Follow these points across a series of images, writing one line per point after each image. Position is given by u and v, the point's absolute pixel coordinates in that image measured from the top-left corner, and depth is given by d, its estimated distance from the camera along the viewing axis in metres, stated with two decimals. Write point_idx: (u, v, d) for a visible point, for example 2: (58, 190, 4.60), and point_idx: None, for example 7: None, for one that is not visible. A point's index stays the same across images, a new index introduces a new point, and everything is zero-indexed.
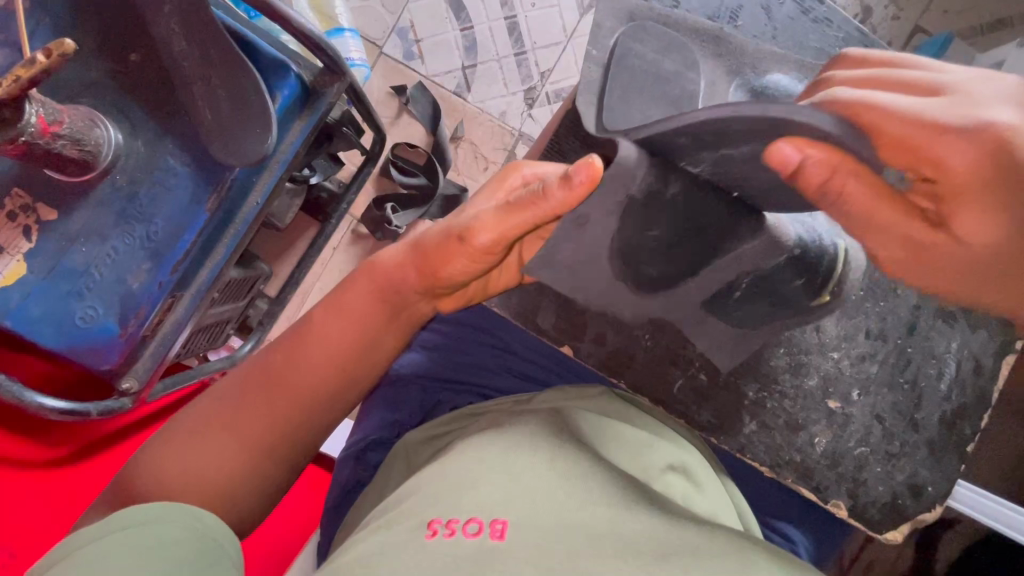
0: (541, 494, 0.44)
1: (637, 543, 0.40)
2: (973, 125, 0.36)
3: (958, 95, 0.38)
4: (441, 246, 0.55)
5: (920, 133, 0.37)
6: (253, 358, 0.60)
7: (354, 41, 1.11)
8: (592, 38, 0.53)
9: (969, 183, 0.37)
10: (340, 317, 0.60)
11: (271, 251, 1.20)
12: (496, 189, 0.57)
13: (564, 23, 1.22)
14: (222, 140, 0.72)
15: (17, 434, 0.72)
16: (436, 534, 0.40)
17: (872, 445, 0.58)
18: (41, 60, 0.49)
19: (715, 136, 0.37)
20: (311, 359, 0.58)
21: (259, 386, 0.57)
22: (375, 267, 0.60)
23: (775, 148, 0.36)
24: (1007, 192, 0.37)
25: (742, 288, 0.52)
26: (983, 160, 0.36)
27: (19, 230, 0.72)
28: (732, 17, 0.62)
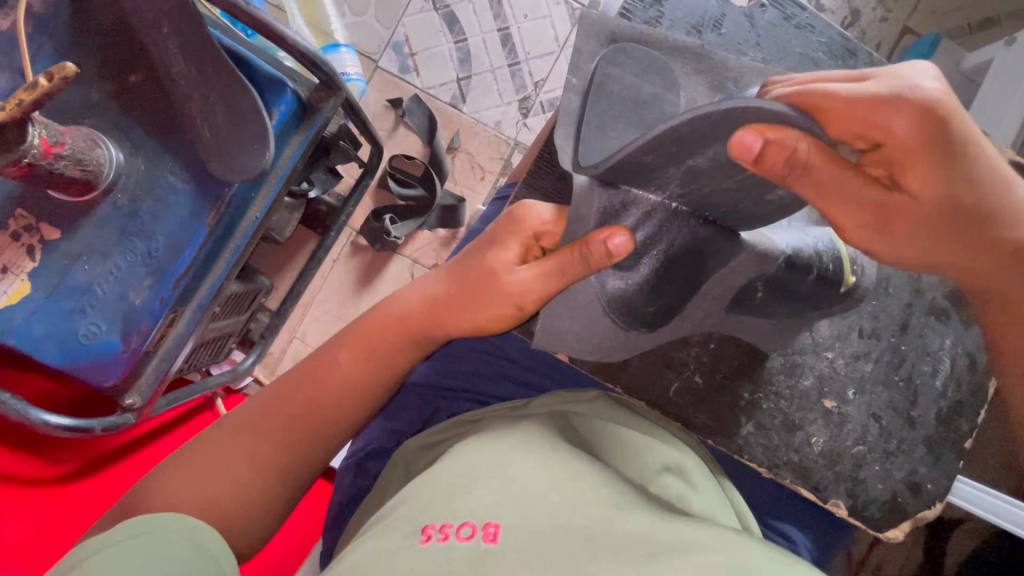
0: (534, 495, 0.44)
1: (629, 542, 0.41)
2: (902, 95, 0.41)
3: (882, 75, 0.43)
4: (479, 305, 0.58)
5: (862, 108, 0.41)
6: (276, 385, 0.63)
7: (350, 56, 1.13)
8: (573, 64, 0.53)
9: (911, 145, 0.42)
10: (362, 348, 0.62)
11: (272, 264, 1.21)
12: (516, 237, 0.56)
13: (556, 35, 1.24)
14: (222, 158, 0.73)
15: (19, 452, 0.72)
16: (429, 540, 0.41)
17: (869, 444, 0.58)
18: (42, 83, 0.51)
19: (678, 146, 0.41)
20: (329, 385, 0.61)
21: (278, 414, 0.60)
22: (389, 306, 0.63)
23: (738, 138, 0.39)
24: (940, 147, 0.43)
25: (763, 290, 0.55)
26: (921, 126, 0.42)
27: (23, 249, 0.73)
28: (716, 24, 0.63)
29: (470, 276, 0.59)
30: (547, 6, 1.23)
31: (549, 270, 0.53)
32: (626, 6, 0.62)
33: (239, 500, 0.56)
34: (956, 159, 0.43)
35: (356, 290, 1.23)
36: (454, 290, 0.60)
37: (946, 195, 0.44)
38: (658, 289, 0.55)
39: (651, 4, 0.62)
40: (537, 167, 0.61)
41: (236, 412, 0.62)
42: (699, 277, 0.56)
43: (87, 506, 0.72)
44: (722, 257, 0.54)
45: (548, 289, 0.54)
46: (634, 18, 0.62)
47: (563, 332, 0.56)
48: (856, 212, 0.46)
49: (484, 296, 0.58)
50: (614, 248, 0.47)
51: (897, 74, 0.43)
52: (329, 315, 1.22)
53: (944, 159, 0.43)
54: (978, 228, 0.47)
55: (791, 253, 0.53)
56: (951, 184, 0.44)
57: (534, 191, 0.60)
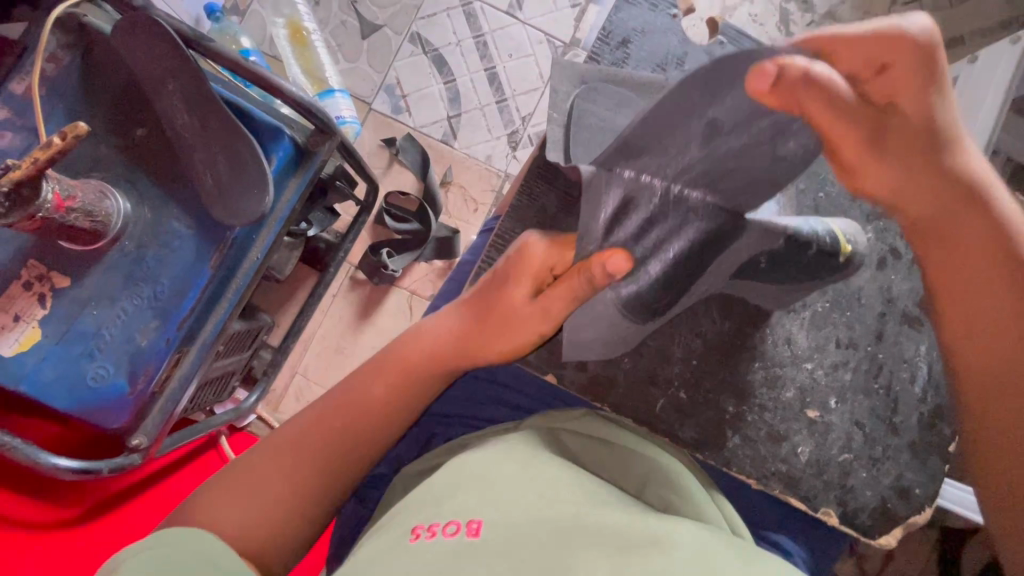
0: (515, 496, 0.47)
1: (603, 536, 0.43)
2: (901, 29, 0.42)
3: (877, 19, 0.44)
4: (500, 334, 0.61)
5: (870, 42, 0.42)
6: (308, 413, 0.65)
7: (344, 101, 1.20)
8: (551, 104, 0.58)
9: (911, 72, 0.43)
10: (389, 383, 0.64)
11: (273, 301, 1.24)
12: (524, 274, 0.59)
13: (540, 71, 1.30)
14: (223, 203, 0.77)
15: (28, 495, 0.74)
16: (417, 537, 0.44)
17: (855, 451, 0.60)
18: (57, 142, 0.55)
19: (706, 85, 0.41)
20: (363, 414, 0.63)
21: (316, 440, 0.62)
22: (413, 338, 0.65)
23: (755, 70, 0.37)
24: (931, 73, 0.44)
25: (766, 262, 0.56)
26: (918, 52, 0.43)
27: (34, 298, 0.77)
28: (678, 62, 0.68)
29: (484, 311, 0.61)
30: (530, 46, 1.30)
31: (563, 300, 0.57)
32: (594, 49, 0.67)
33: (263, 538, 0.57)
34: (941, 89, 0.45)
35: (357, 323, 1.25)
36: (477, 314, 0.62)
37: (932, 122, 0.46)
38: (671, 274, 0.57)
39: (618, 45, 0.67)
40: (519, 201, 0.65)
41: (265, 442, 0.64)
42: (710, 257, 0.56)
43: (99, 546, 0.74)
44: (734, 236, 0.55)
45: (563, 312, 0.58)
46: (602, 60, 0.67)
47: (584, 341, 0.61)
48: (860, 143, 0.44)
49: (504, 326, 0.60)
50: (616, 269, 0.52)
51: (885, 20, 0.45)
52: (330, 349, 1.24)
53: (933, 86, 0.44)
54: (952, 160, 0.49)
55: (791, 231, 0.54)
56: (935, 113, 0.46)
57: (517, 220, 0.65)
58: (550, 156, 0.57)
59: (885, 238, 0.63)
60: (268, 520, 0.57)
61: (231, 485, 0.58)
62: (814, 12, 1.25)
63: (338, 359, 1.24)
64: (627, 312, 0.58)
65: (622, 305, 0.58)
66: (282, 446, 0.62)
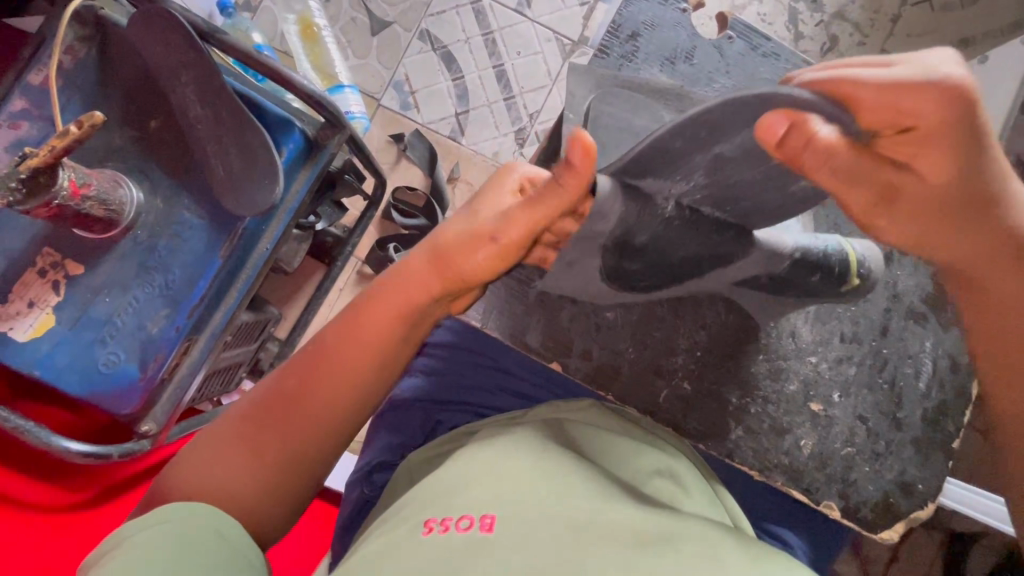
0: (525, 488, 0.48)
1: (614, 530, 0.44)
2: (933, 82, 0.38)
3: (914, 60, 0.40)
4: (468, 253, 0.51)
5: (890, 98, 0.39)
6: (273, 378, 0.60)
7: (354, 96, 1.21)
8: (568, 104, 0.61)
9: (944, 130, 0.39)
10: (349, 341, 0.57)
11: (281, 294, 1.26)
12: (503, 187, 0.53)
13: (548, 68, 1.30)
14: (234, 194, 0.78)
15: (39, 480, 0.76)
16: (430, 531, 0.45)
17: (857, 445, 0.60)
18: (73, 131, 0.56)
19: (709, 130, 0.40)
20: (325, 379, 0.57)
21: (275, 407, 0.56)
22: (386, 292, 0.56)
23: (767, 123, 0.38)
24: (963, 136, 0.40)
25: (768, 280, 0.57)
26: (949, 110, 0.39)
27: (49, 284, 0.79)
28: (688, 56, 0.68)
29: (451, 239, 0.52)
30: (538, 43, 1.31)
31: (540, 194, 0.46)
32: (603, 42, 0.68)
33: (249, 509, 0.54)
34: (970, 149, 0.41)
35: None
36: (443, 246, 0.53)
37: (957, 184, 0.42)
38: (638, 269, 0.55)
39: (627, 39, 0.68)
40: None
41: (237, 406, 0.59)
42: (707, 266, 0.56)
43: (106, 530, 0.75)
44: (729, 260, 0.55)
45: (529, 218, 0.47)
46: (610, 54, 0.68)
47: (607, 323, 0.63)
48: (872, 196, 0.43)
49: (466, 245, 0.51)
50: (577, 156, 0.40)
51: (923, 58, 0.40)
52: None
53: (963, 148, 0.41)
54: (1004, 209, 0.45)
55: (797, 253, 0.55)
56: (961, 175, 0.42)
57: None
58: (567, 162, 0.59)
59: None
60: (249, 494, 0.54)
61: (204, 461, 0.55)
62: (823, 11, 1.25)
63: None
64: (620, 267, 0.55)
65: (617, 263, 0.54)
66: (244, 414, 0.57)
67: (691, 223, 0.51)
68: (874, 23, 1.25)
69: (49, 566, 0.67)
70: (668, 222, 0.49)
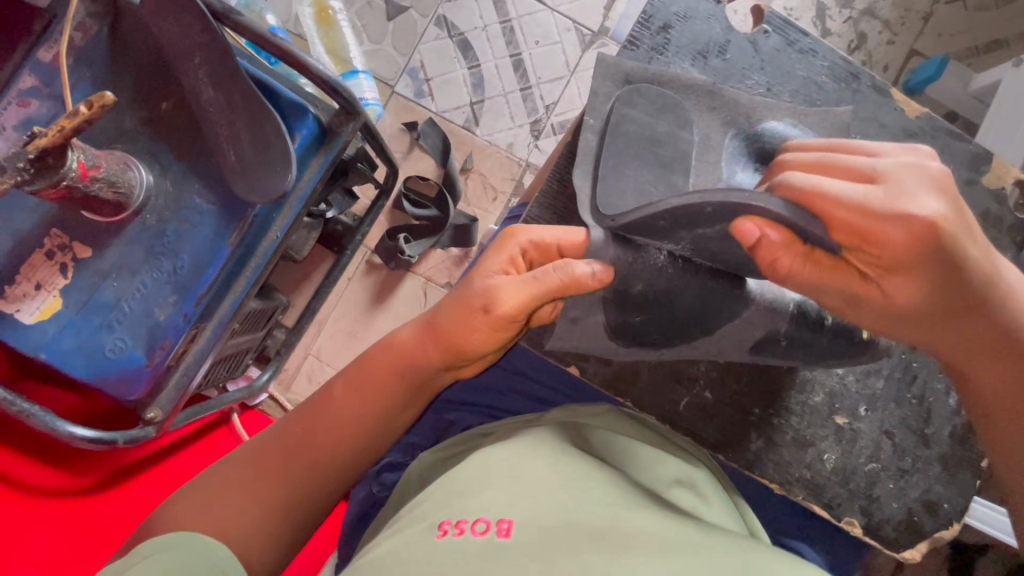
0: (546, 495, 0.47)
1: (639, 539, 0.44)
2: (901, 212, 0.41)
3: (894, 183, 0.42)
4: (464, 325, 0.55)
5: (862, 219, 0.41)
6: (279, 423, 0.64)
7: (368, 82, 1.18)
8: (591, 106, 0.59)
9: (908, 257, 0.42)
10: (351, 395, 0.61)
11: (289, 282, 1.25)
12: (502, 253, 0.56)
13: (567, 59, 1.27)
14: (245, 180, 0.76)
15: (45, 463, 0.75)
16: (446, 534, 0.44)
17: (882, 461, 0.58)
18: (82, 111, 0.54)
19: (688, 218, 0.45)
20: (326, 425, 0.61)
21: (277, 452, 0.60)
22: (389, 346, 0.61)
23: (740, 227, 0.43)
24: (929, 265, 0.43)
25: (785, 340, 0.55)
26: (915, 240, 0.41)
27: (56, 267, 0.78)
28: (721, 50, 0.65)
29: (446, 313, 0.56)
30: (557, 33, 1.27)
31: (543, 276, 0.51)
32: (633, 34, 0.65)
33: (246, 553, 0.56)
34: (938, 275, 0.43)
35: (371, 307, 1.25)
36: (441, 319, 0.57)
37: (921, 302, 0.45)
38: (642, 324, 0.56)
39: (658, 31, 0.65)
40: (549, 187, 0.64)
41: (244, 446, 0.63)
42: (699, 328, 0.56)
43: (111, 520, 0.75)
44: (734, 311, 0.54)
45: (522, 297, 0.52)
46: (640, 46, 0.65)
47: None
48: (840, 298, 0.47)
49: (460, 314, 0.55)
50: (595, 276, 0.51)
51: (903, 181, 0.42)
52: (343, 332, 1.24)
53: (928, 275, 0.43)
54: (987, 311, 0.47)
55: (798, 305, 0.53)
56: (926, 296, 0.45)
57: (547, 209, 0.63)
58: (576, 171, 0.57)
59: None
60: (246, 534, 0.57)
61: (206, 496, 0.57)
62: (853, 7, 1.21)
63: (351, 342, 1.24)
64: (625, 321, 0.56)
65: (623, 318, 0.56)
66: (246, 459, 0.60)
67: (685, 272, 0.52)
68: (904, 21, 1.21)
69: (55, 558, 0.66)
70: (661, 270, 0.52)
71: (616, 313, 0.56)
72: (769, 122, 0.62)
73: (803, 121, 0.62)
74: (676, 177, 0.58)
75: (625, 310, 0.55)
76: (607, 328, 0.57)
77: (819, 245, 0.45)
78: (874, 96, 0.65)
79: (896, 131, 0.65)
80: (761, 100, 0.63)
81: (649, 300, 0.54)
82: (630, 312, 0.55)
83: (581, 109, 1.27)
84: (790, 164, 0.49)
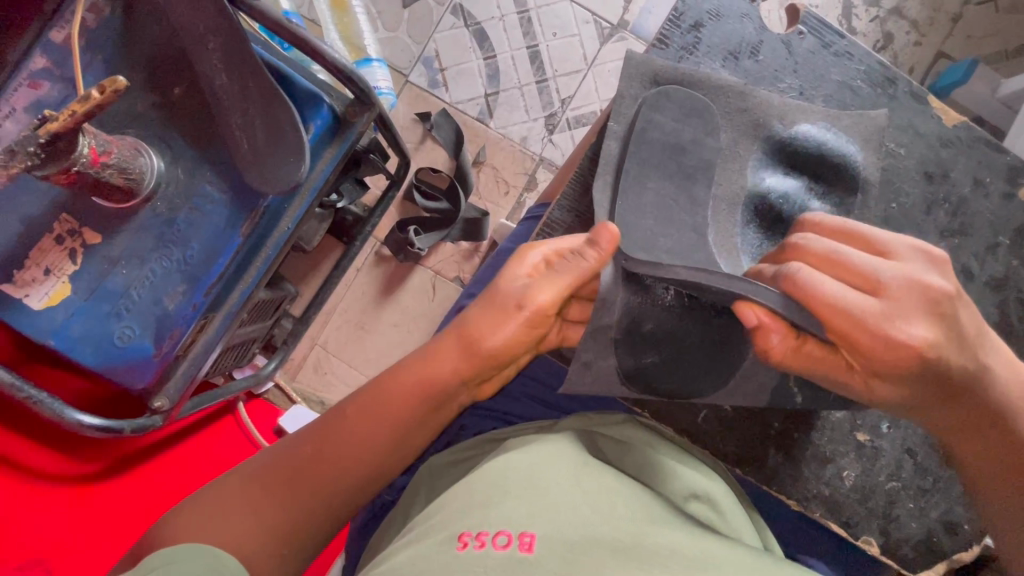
0: (567, 507, 0.47)
1: (662, 554, 0.43)
2: (882, 326, 0.45)
3: (888, 295, 0.45)
4: (496, 324, 0.55)
5: (848, 327, 0.45)
6: (289, 438, 0.62)
7: (381, 71, 1.16)
8: (616, 111, 0.58)
9: (890, 364, 0.46)
10: (365, 416, 0.60)
11: (297, 271, 1.24)
12: (523, 253, 0.56)
13: (585, 53, 1.25)
14: (258, 169, 0.75)
15: (51, 449, 0.75)
16: (466, 546, 0.43)
17: (903, 480, 0.58)
18: (96, 96, 0.53)
19: (696, 286, 0.49)
20: (341, 448, 0.59)
21: (288, 469, 0.59)
22: (411, 363, 0.60)
23: (740, 312, 0.48)
24: (906, 372, 0.46)
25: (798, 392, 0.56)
26: (893, 352, 0.45)
27: (66, 252, 0.77)
28: (752, 51, 0.63)
29: (470, 316, 0.57)
30: (576, 25, 1.25)
31: (569, 266, 0.54)
32: (662, 32, 0.63)
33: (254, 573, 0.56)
34: (914, 380, 0.47)
35: (379, 299, 1.24)
36: (469, 325, 0.57)
37: (896, 399, 0.49)
38: (650, 363, 0.56)
39: (689, 29, 0.63)
40: (571, 189, 0.61)
41: (254, 458, 0.62)
42: (719, 367, 0.56)
43: (120, 508, 0.75)
44: (738, 349, 0.56)
45: (555, 291, 0.54)
46: (670, 44, 0.63)
47: None
48: (827, 382, 0.51)
49: (492, 314, 0.56)
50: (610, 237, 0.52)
51: (896, 294, 0.45)
52: (351, 323, 1.24)
53: (904, 380, 0.47)
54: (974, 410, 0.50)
55: None
56: (901, 395, 0.48)
57: (568, 211, 0.61)
58: (597, 180, 0.56)
59: (961, 256, 0.62)
60: (249, 552, 0.56)
61: (216, 508, 0.57)
62: (881, 6, 1.17)
63: (359, 334, 1.23)
64: (635, 362, 0.56)
65: (633, 360, 0.56)
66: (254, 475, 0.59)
67: (691, 310, 0.56)
68: (933, 21, 1.17)
69: (66, 547, 0.67)
70: (668, 309, 0.56)
71: (627, 352, 0.56)
72: (802, 124, 0.60)
73: (837, 124, 0.60)
74: (698, 186, 0.58)
75: (634, 349, 0.56)
76: (618, 370, 0.56)
77: (813, 338, 0.48)
78: (912, 104, 0.63)
79: (933, 141, 0.63)
80: (793, 102, 0.60)
81: (655, 339, 0.56)
82: (640, 351, 0.56)
83: (598, 104, 1.25)
84: (802, 252, 0.49)
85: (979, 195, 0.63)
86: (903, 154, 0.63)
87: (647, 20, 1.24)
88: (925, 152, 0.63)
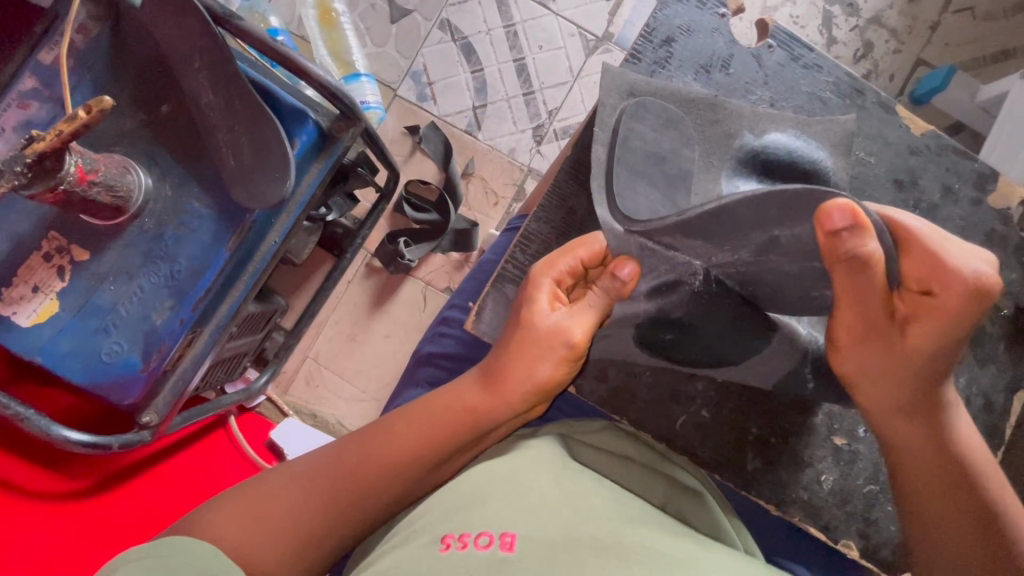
0: (548, 509, 0.48)
1: (642, 552, 0.44)
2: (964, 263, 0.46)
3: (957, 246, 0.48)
4: (535, 359, 0.56)
5: (934, 256, 0.45)
6: (329, 446, 0.62)
7: (370, 85, 1.18)
8: (599, 120, 0.59)
9: (951, 307, 0.47)
10: (408, 428, 0.59)
11: (288, 285, 1.25)
12: (550, 275, 0.56)
13: (570, 65, 1.27)
14: (243, 186, 0.76)
15: (39, 466, 0.75)
16: (448, 548, 0.45)
17: (880, 483, 0.59)
18: (82, 115, 0.54)
19: (777, 209, 0.43)
20: (382, 460, 0.59)
21: (328, 476, 0.59)
22: (460, 387, 0.60)
23: (829, 209, 0.40)
24: (960, 323, 0.48)
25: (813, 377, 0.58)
26: (964, 294, 0.46)
27: (54, 269, 0.77)
28: (724, 65, 0.65)
29: (513, 337, 0.56)
30: (561, 38, 1.27)
31: (593, 304, 0.55)
32: (636, 47, 0.64)
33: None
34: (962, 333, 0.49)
35: (370, 311, 1.25)
36: (512, 356, 0.56)
37: (932, 351, 0.50)
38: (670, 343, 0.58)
39: (661, 44, 0.64)
40: (549, 201, 0.63)
41: (289, 464, 0.61)
42: (740, 349, 0.57)
43: (109, 521, 0.75)
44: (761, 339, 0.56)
45: (585, 329, 0.55)
46: (643, 59, 0.64)
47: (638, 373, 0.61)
48: (866, 327, 0.49)
49: (534, 346, 0.56)
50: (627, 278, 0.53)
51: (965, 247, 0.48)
52: (342, 336, 1.24)
53: (953, 331, 0.48)
54: (956, 412, 0.55)
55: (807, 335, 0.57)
56: (942, 347, 0.49)
57: (545, 223, 0.63)
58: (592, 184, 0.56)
59: None
60: (270, 555, 0.55)
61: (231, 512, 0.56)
62: (859, 16, 1.20)
63: (350, 347, 1.24)
64: (654, 338, 0.59)
65: (651, 336, 0.59)
66: (292, 477, 0.59)
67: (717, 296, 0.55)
68: (911, 30, 1.20)
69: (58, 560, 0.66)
70: (696, 295, 0.55)
71: (645, 329, 0.58)
72: (772, 134, 0.61)
73: (806, 131, 0.62)
74: (680, 196, 0.58)
75: (653, 328, 0.58)
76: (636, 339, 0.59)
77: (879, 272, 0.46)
78: (880, 113, 0.65)
79: (902, 148, 0.64)
80: (762, 110, 0.62)
81: (676, 324, 0.57)
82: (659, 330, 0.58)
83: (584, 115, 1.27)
84: None
85: (949, 202, 0.64)
86: (873, 162, 0.64)
87: (630, 32, 1.27)
88: (895, 160, 0.64)
